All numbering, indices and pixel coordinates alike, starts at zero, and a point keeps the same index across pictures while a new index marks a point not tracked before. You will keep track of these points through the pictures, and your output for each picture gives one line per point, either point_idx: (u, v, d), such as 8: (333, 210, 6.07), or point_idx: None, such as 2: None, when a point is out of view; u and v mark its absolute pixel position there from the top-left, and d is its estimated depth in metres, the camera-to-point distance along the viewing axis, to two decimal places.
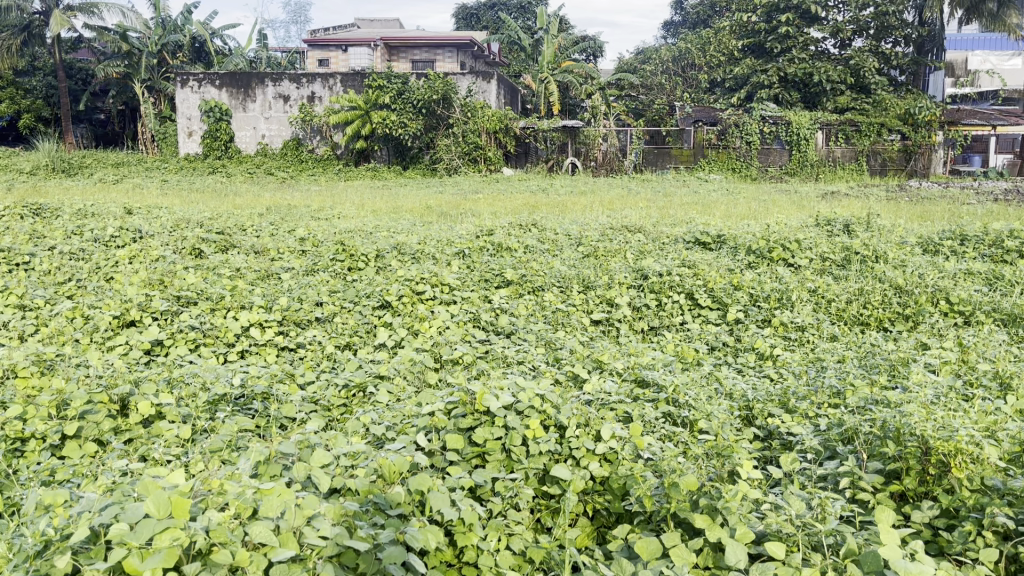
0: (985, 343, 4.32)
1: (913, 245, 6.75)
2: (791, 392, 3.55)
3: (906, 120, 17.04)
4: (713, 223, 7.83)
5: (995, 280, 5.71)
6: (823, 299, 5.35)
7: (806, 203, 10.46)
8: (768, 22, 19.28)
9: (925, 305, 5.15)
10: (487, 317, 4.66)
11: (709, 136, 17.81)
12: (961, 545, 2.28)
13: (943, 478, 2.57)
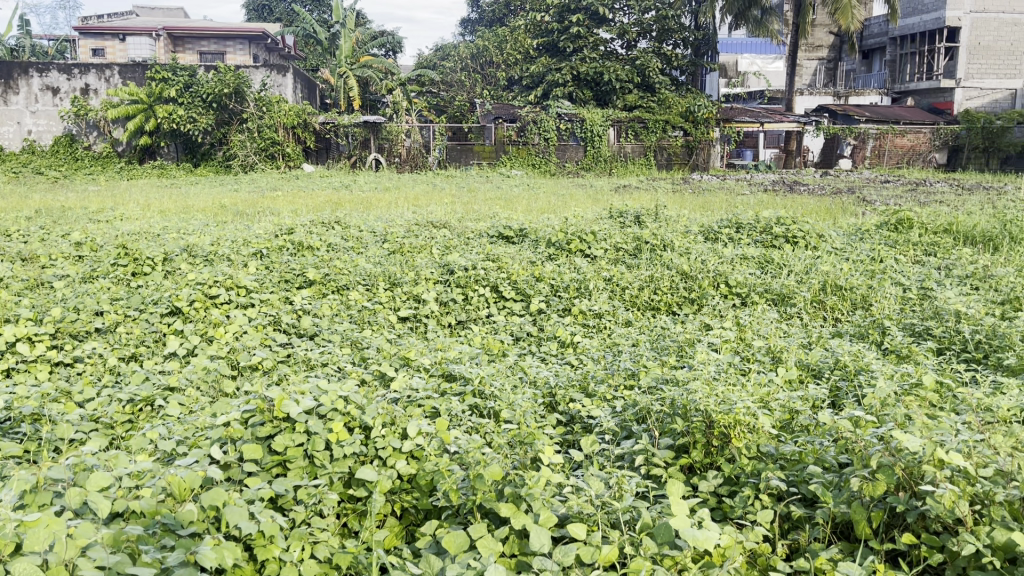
0: (759, 321, 4.73)
1: (696, 234, 7.27)
2: (590, 376, 3.71)
3: (687, 118, 18.32)
4: (515, 217, 8.03)
5: (766, 263, 6.26)
6: (618, 287, 5.62)
7: (601, 196, 11.01)
8: (560, 22, 20.04)
9: (707, 288, 5.55)
10: (288, 319, 4.50)
11: (509, 133, 18.19)
12: (742, 509, 2.46)
13: (725, 448, 2.77)
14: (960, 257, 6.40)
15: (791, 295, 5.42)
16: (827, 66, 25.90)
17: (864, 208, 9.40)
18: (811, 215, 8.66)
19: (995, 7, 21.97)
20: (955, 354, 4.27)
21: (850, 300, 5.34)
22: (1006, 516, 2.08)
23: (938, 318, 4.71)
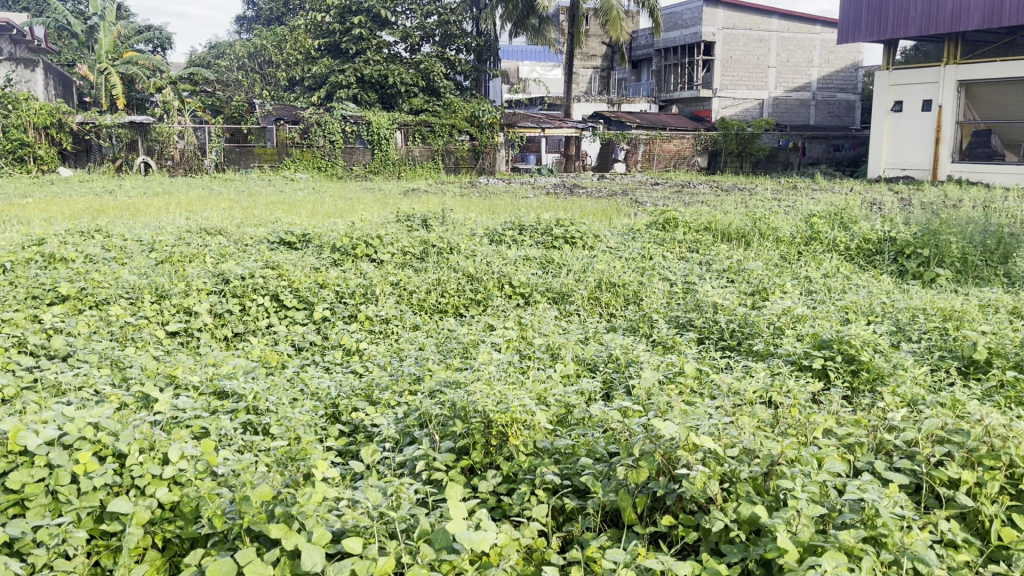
0: (540, 319, 4.88)
1: (481, 236, 7.40)
2: (374, 384, 3.64)
3: (473, 122, 18.51)
4: (298, 222, 7.80)
5: (547, 264, 6.49)
6: (405, 291, 5.59)
7: (387, 199, 10.94)
8: (341, 23, 19.65)
9: (492, 290, 5.66)
10: (35, 340, 4.07)
11: (292, 135, 17.66)
12: (519, 506, 2.51)
13: (504, 447, 2.83)
14: (719, 253, 6.97)
15: (570, 294, 5.65)
16: (601, 74, 27.40)
17: (636, 209, 10.01)
18: (589, 217, 9.09)
19: (743, 25, 24.19)
20: (713, 342, 4.64)
21: (624, 296, 5.65)
22: (749, 491, 2.28)
23: (699, 310, 5.09)
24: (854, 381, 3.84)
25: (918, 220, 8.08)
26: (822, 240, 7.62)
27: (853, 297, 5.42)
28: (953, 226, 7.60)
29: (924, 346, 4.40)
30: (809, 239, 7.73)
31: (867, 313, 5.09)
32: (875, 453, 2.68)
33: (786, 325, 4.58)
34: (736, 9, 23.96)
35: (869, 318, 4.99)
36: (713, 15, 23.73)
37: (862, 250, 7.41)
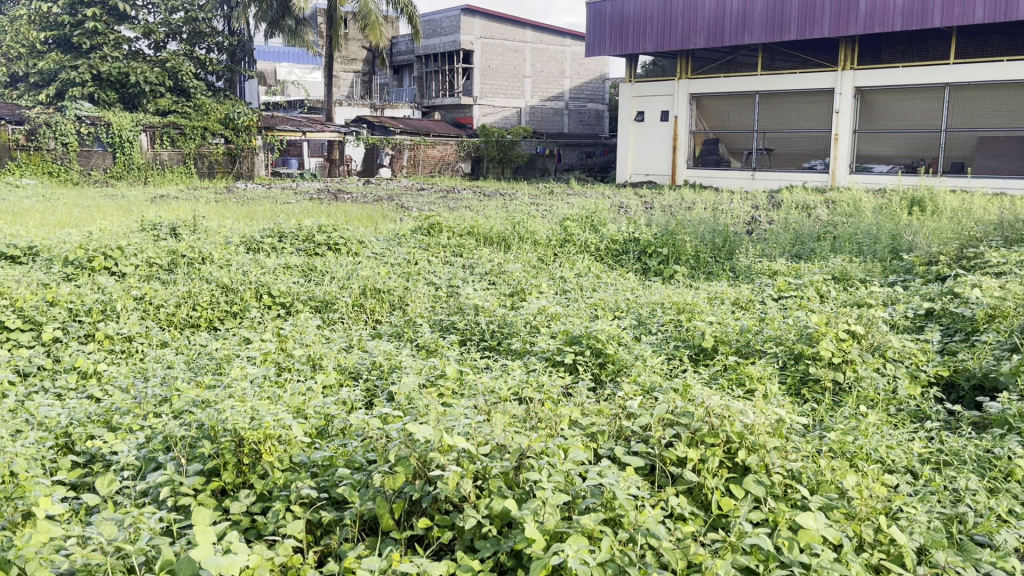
0: (300, 329, 4.75)
1: (237, 244, 7.08)
2: (114, 408, 3.36)
3: (227, 125, 17.91)
4: (23, 233, 7.05)
5: (309, 272, 6.34)
6: (151, 306, 5.22)
7: (132, 207, 10.13)
8: (72, 15, 17.91)
9: (249, 300, 5.43)
10: None
11: (15, 137, 15.91)
12: (275, 524, 2.43)
13: (257, 465, 2.72)
14: (481, 257, 7.17)
15: (333, 302, 5.55)
16: (363, 79, 27.26)
17: (401, 214, 10.06)
18: (354, 222, 9.01)
19: (500, 35, 25.03)
20: (476, 343, 4.78)
21: (388, 302, 5.65)
22: (501, 486, 2.37)
23: (460, 312, 5.22)
24: (602, 373, 4.13)
25: (657, 221, 8.82)
26: (575, 241, 8.08)
27: (602, 295, 5.81)
28: (688, 226, 8.35)
29: (662, 338, 4.83)
30: (563, 241, 8.17)
31: (614, 309, 5.48)
32: (616, 440, 2.89)
33: (541, 323, 4.82)
34: (493, 19, 24.73)
35: (616, 313, 5.38)
36: (471, 23, 24.34)
37: (610, 250, 7.95)
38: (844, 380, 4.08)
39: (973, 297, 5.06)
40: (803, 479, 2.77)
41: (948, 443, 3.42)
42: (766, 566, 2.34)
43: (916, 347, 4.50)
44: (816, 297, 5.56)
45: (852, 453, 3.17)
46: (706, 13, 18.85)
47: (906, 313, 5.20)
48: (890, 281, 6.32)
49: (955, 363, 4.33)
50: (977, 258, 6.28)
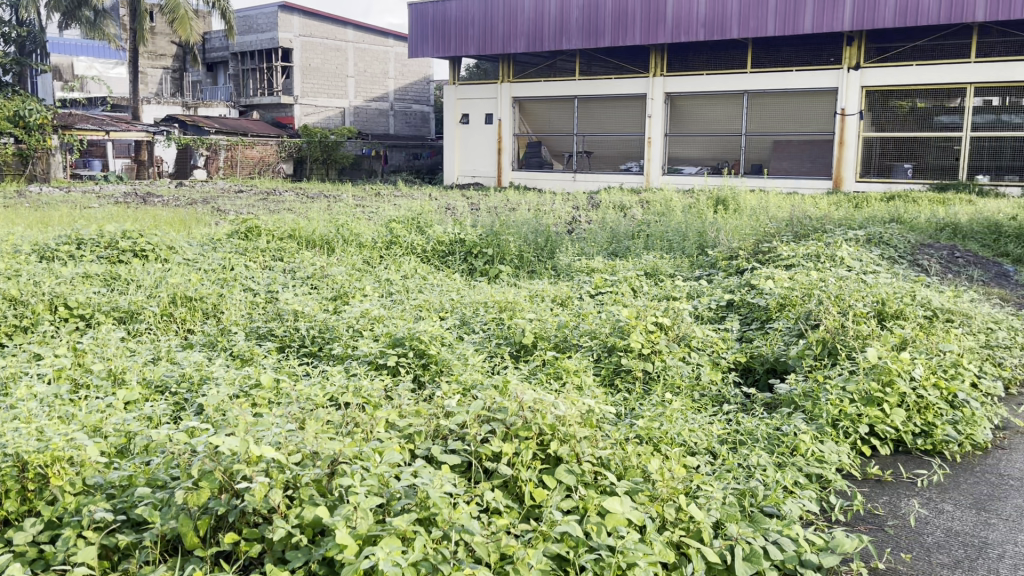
0: (101, 342, 4.44)
1: (27, 253, 6.51)
2: None
3: (17, 123, 16.20)
4: None
5: (112, 280, 5.95)
6: None
7: None
8: None
9: (41, 313, 5.02)
10: None
11: None
12: (64, 553, 2.25)
13: (44, 490, 2.52)
14: (302, 261, 6.98)
15: (138, 312, 5.22)
16: (172, 75, 26.11)
17: (217, 218, 9.62)
18: (164, 227, 8.52)
19: (321, 33, 24.50)
20: (294, 350, 4.65)
21: (201, 311, 5.39)
22: (313, 494, 2.32)
23: (279, 319, 5.07)
24: (424, 374, 4.13)
25: (481, 223, 8.93)
26: (400, 244, 8.04)
27: (426, 296, 5.82)
28: (511, 226, 8.51)
29: (484, 336, 4.89)
30: (389, 243, 8.11)
31: (438, 310, 5.50)
32: (432, 439, 2.89)
33: (363, 327, 4.77)
34: (311, 16, 24.14)
35: (440, 314, 5.40)
36: (289, 21, 23.66)
37: (436, 251, 7.97)
38: (653, 369, 4.30)
39: (766, 288, 5.49)
40: (611, 466, 2.90)
41: (744, 424, 3.69)
42: (576, 551, 2.44)
43: (717, 336, 4.82)
44: (630, 292, 5.83)
45: (657, 439, 3.34)
46: (525, 17, 19.47)
47: (710, 305, 5.56)
48: (696, 276, 6.73)
49: (751, 349, 4.68)
50: (770, 253, 6.81)
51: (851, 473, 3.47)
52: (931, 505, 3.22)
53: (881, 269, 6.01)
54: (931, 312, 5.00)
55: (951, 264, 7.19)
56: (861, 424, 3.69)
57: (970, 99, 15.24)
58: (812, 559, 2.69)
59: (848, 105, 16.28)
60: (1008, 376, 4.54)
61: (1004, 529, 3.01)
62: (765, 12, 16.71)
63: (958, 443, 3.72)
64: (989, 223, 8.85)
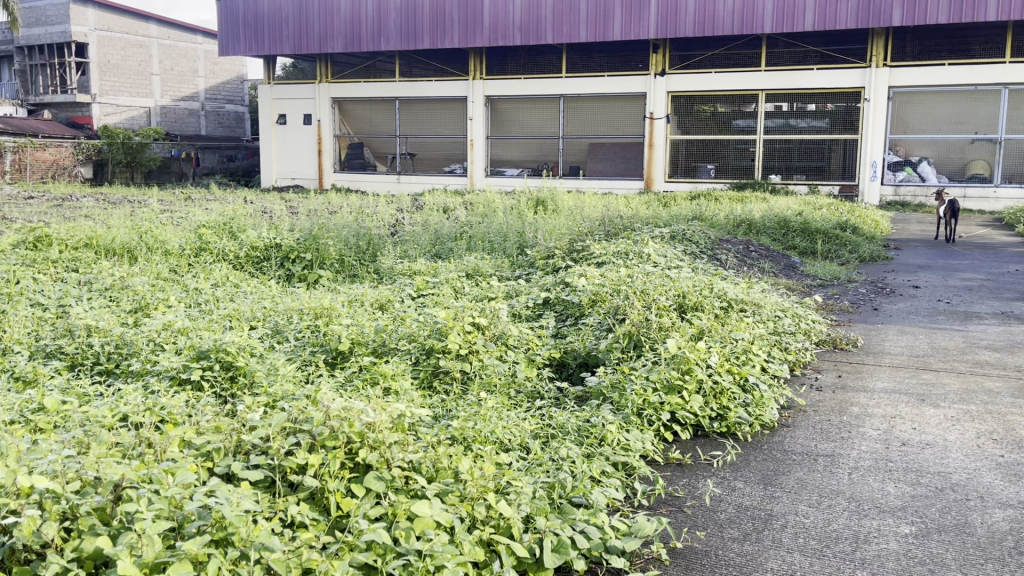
0: None
1: None
2: None
3: None
4: None
5: None
6: None
7: None
8: None
9: None
10: None
11: None
12: None
13: None
14: (100, 271, 6.51)
15: None
16: None
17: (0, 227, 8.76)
18: None
19: (118, 28, 22.94)
20: (88, 368, 4.31)
21: None
22: (95, 523, 2.16)
23: (70, 335, 4.68)
24: (231, 387, 3.93)
25: (299, 227, 8.64)
26: (211, 250, 7.69)
27: (237, 305, 5.58)
28: (330, 229, 8.34)
29: (297, 345, 4.74)
30: (198, 249, 7.73)
31: (249, 319, 5.29)
32: (233, 456, 2.76)
33: (166, 340, 4.50)
34: (108, 10, 22.61)
35: (250, 323, 5.18)
36: (82, 14, 22.00)
37: (250, 258, 7.65)
38: (470, 369, 4.31)
39: (579, 286, 5.66)
40: (422, 469, 2.89)
41: (555, 418, 3.80)
42: (383, 559, 2.41)
43: (532, 334, 4.92)
44: (452, 293, 5.82)
45: (471, 438, 3.35)
46: (341, 16, 19.81)
47: (527, 304, 5.64)
48: (516, 275, 6.82)
49: (565, 345, 4.81)
50: (584, 252, 7.04)
51: (654, 460, 3.66)
52: (724, 484, 3.44)
53: (683, 264, 6.38)
54: (727, 303, 5.37)
55: (745, 258, 7.79)
56: (663, 412, 3.89)
57: (762, 105, 17.31)
58: (615, 544, 2.80)
59: (655, 109, 17.98)
60: (793, 359, 4.95)
61: (787, 501, 3.27)
62: (576, 18, 18.05)
63: (749, 424, 4.00)
64: (779, 219, 9.62)
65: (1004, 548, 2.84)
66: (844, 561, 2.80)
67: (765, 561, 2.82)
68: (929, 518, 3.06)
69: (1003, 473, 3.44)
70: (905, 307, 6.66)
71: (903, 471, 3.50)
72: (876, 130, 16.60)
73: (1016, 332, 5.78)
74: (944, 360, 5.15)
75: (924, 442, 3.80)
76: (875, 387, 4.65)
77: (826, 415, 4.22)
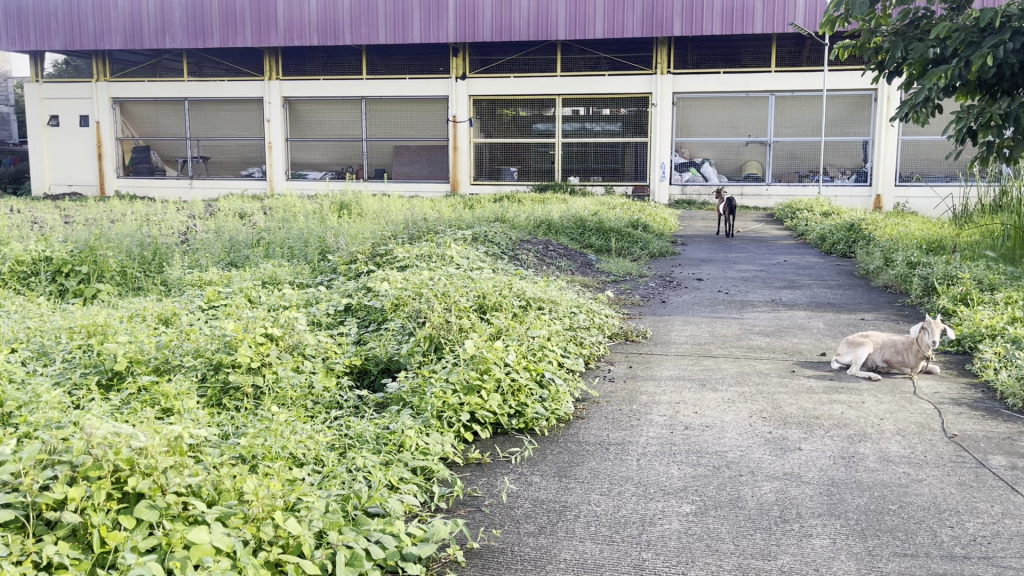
0: None
1: None
2: None
3: None
4: None
5: None
6: None
7: None
8: None
9: None
10: None
11: None
12: None
13: None
14: None
15: None
16: None
17: None
18: None
19: None
20: None
21: None
22: None
23: None
24: None
25: (73, 237, 7.92)
26: None
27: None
28: (110, 239, 7.72)
29: (65, 367, 4.31)
30: None
31: (9, 341, 4.76)
32: None
33: None
34: None
35: (11, 346, 4.66)
36: None
37: (15, 273, 6.93)
38: (263, 383, 4.09)
39: (380, 290, 5.49)
40: (201, 493, 2.71)
41: (352, 426, 3.69)
42: None
43: (332, 341, 4.76)
44: (246, 303, 5.50)
45: (261, 456, 3.18)
46: (118, 12, 18.69)
47: (327, 311, 5.42)
48: (316, 281, 6.60)
49: (365, 351, 4.68)
50: (387, 255, 6.91)
51: (454, 462, 3.65)
52: (521, 480, 3.50)
53: (485, 265, 6.46)
54: (525, 302, 5.49)
55: (544, 257, 8.02)
56: (462, 413, 3.87)
57: (560, 109, 18.11)
58: (411, 552, 2.74)
59: (458, 112, 18.32)
60: (587, 353, 5.15)
61: (581, 491, 3.37)
62: (375, 20, 18.05)
63: (546, 419, 4.09)
64: (577, 219, 9.99)
65: (771, 517, 3.07)
66: (631, 545, 2.91)
67: (558, 552, 2.88)
68: (707, 496, 3.26)
69: (771, 447, 3.74)
70: (689, 299, 7.12)
71: (686, 453, 3.72)
72: (664, 132, 17.74)
73: (783, 318, 6.33)
74: (722, 346, 5.55)
75: (704, 425, 4.06)
76: (663, 375, 4.93)
77: (618, 404, 4.42)
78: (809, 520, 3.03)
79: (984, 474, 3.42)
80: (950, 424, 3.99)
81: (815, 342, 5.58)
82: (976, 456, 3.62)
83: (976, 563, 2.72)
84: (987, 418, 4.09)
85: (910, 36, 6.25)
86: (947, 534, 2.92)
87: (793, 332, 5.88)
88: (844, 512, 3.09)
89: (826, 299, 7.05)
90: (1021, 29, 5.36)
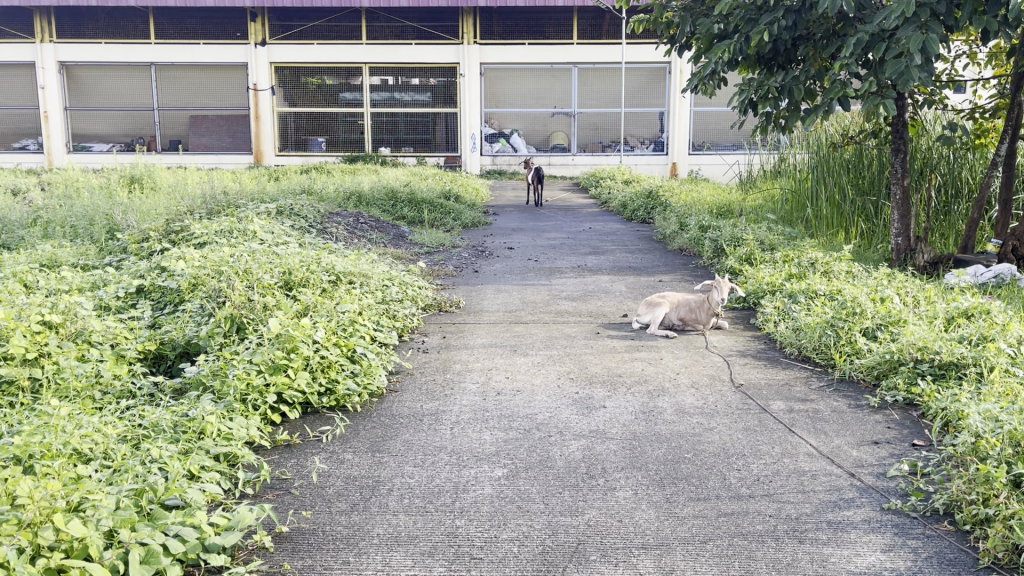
0: None
1: None
2: None
3: None
4: None
5: None
6: None
7: None
8: None
9: None
10: None
11: None
12: None
13: None
14: None
15: None
16: None
17: None
18: None
19: None
20: None
21: None
22: None
23: None
24: None
25: None
26: None
27: None
28: None
29: None
30: None
31: None
32: None
33: None
34: None
35: None
36: None
37: None
38: (41, 375, 3.72)
39: (176, 269, 5.12)
40: None
41: (148, 415, 3.41)
42: None
43: (122, 326, 4.39)
44: (19, 288, 4.93)
45: (38, 455, 2.88)
46: None
47: (116, 294, 5.02)
48: (102, 262, 6.07)
49: (159, 335, 4.35)
50: (182, 232, 6.47)
51: (260, 445, 3.49)
52: (333, 458, 3.41)
53: (291, 240, 6.21)
54: (335, 276, 5.34)
55: (355, 229, 7.87)
56: (268, 395, 3.69)
57: (368, 79, 17.86)
58: (214, 542, 2.58)
59: (259, 80, 17.59)
60: (401, 325, 5.10)
61: (394, 464, 3.34)
62: None
63: (358, 394, 4.00)
64: (388, 192, 9.85)
65: (578, 474, 3.18)
66: (444, 514, 2.92)
67: (372, 529, 2.83)
68: (519, 459, 3.34)
69: (578, 406, 3.89)
70: (501, 268, 7.22)
71: (497, 418, 3.78)
72: (472, 103, 17.95)
73: (588, 283, 6.57)
74: (533, 312, 5.69)
75: (515, 390, 4.14)
76: (475, 343, 4.97)
77: (431, 375, 4.42)
78: (613, 474, 3.18)
79: (765, 419, 3.73)
80: (737, 374, 4.33)
81: (618, 304, 5.85)
82: (758, 402, 3.94)
83: (759, 501, 2.96)
84: (768, 366, 4.47)
85: (696, 12, 6.57)
86: (734, 476, 3.15)
87: (597, 296, 6.13)
88: (644, 463, 3.27)
89: (626, 263, 7.39)
90: (792, 7, 5.74)
